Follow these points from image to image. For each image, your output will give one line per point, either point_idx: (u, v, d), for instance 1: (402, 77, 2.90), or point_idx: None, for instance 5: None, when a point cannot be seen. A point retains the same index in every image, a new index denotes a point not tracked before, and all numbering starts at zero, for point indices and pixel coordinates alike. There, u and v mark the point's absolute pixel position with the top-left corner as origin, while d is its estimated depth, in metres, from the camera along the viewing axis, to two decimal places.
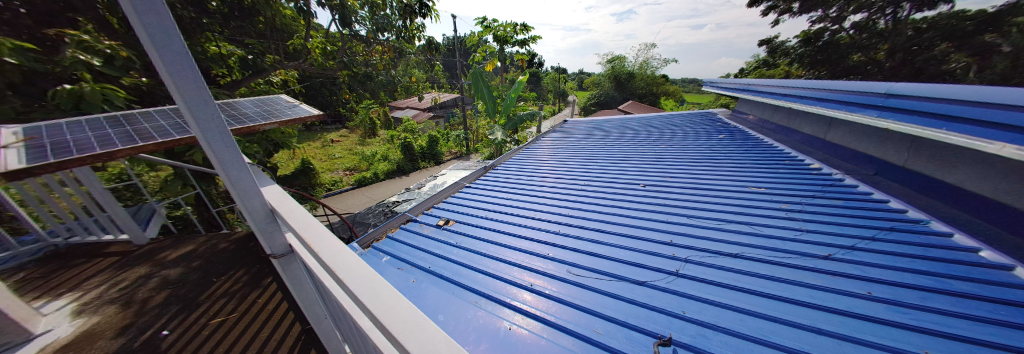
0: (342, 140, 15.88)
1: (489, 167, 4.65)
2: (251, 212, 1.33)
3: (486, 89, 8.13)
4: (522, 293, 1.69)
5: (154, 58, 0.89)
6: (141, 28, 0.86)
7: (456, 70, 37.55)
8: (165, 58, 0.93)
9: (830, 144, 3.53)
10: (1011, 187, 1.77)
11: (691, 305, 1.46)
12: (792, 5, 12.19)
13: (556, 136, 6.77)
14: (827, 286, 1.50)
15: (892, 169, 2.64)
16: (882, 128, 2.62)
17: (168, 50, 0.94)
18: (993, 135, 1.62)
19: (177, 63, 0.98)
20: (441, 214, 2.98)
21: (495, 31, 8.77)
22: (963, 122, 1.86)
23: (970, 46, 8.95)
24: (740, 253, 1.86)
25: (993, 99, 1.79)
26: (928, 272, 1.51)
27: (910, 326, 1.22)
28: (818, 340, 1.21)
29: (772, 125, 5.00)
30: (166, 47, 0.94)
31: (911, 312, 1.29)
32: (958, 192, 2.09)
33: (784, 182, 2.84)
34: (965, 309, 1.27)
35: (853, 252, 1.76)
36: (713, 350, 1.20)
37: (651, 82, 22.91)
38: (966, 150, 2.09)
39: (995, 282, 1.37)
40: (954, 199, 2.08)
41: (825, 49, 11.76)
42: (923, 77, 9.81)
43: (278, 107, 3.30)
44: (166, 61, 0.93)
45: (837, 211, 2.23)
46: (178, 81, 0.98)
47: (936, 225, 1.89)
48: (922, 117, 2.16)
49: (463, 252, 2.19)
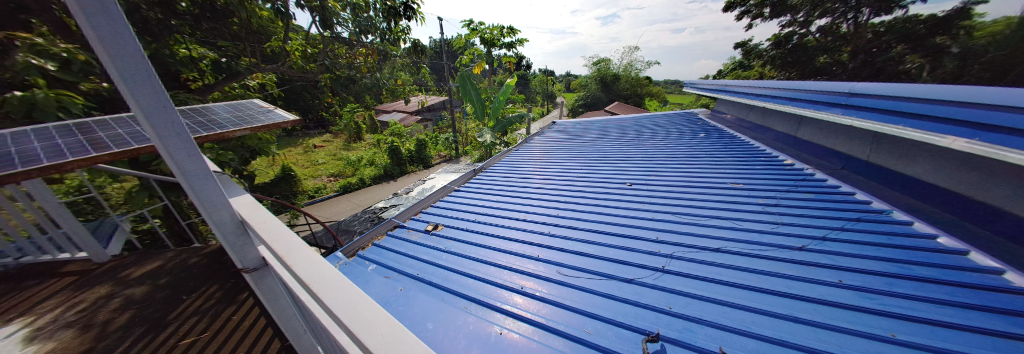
0: (326, 145, 15.35)
1: (478, 170, 4.60)
2: (218, 225, 1.25)
3: (474, 92, 8.08)
4: (513, 296, 1.66)
5: (105, 61, 0.81)
6: (91, 32, 0.79)
7: (444, 73, 37.24)
8: (119, 63, 0.86)
9: (801, 141, 3.70)
10: (966, 178, 1.90)
11: (677, 300, 1.48)
12: (763, 10, 12.83)
13: (545, 139, 6.80)
14: (801, 276, 1.56)
15: (857, 162, 2.81)
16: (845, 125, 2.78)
17: (122, 55, 0.87)
18: (946, 130, 1.74)
19: (133, 69, 0.90)
20: (429, 219, 2.91)
21: (482, 33, 8.76)
22: (918, 119, 1.99)
23: (922, 48, 9.87)
24: (721, 248, 1.90)
25: (944, 96, 1.92)
26: (894, 259, 1.59)
27: (880, 311, 1.28)
28: (794, 328, 1.25)
29: (748, 123, 5.22)
30: (119, 51, 0.87)
31: (878, 298, 1.36)
32: (917, 184, 2.22)
33: (762, 178, 2.94)
34: (926, 292, 1.35)
35: (825, 243, 1.83)
36: (698, 343, 1.21)
37: (635, 84, 23.49)
38: (922, 145, 2.23)
39: (952, 266, 1.46)
40: (913, 190, 2.22)
41: (794, 51, 12.28)
42: (882, 77, 10.53)
43: (250, 113, 3.13)
44: (120, 67, 0.86)
45: (811, 204, 2.32)
46: (134, 87, 0.91)
47: (898, 215, 2.01)
48: (882, 114, 2.29)
49: (454, 257, 2.14)
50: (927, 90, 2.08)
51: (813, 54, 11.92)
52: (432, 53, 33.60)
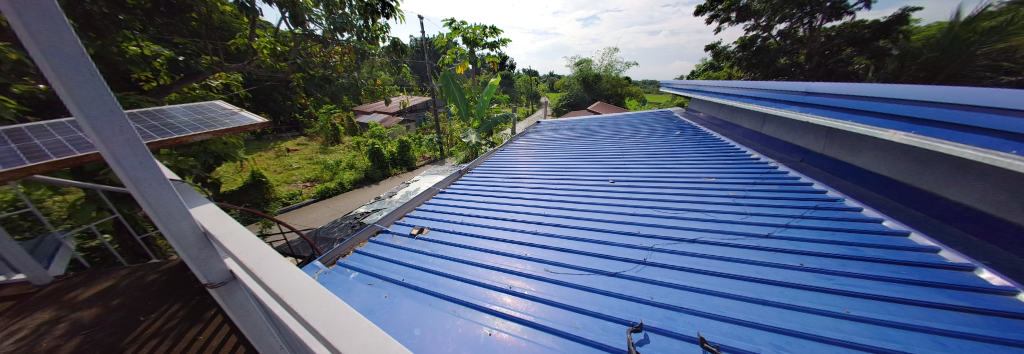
0: (300, 149, 14.53)
1: (464, 171, 4.54)
2: (178, 238, 1.14)
3: (458, 92, 7.96)
4: (502, 296, 1.64)
5: (42, 61, 0.72)
6: (23, 28, 0.70)
7: (426, 73, 36.50)
8: (58, 63, 0.77)
9: (766, 136, 3.97)
10: (906, 167, 2.11)
11: (659, 291, 1.53)
12: (730, 14, 13.62)
13: (530, 139, 6.84)
14: (768, 262, 1.66)
15: (813, 155, 3.05)
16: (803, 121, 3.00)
17: (62, 54, 0.78)
18: (888, 125, 1.93)
19: (74, 69, 0.80)
20: (414, 222, 2.84)
21: (464, 33, 8.66)
22: (864, 115, 2.19)
23: (867, 51, 10.87)
24: (698, 238, 1.99)
25: (885, 94, 2.13)
26: (847, 242, 1.74)
27: (837, 291, 1.39)
28: (764, 310, 1.33)
29: (719, 121, 5.52)
30: (57, 49, 0.78)
31: (835, 278, 1.48)
32: (865, 174, 2.44)
33: (733, 172, 3.12)
34: (875, 271, 1.48)
35: (788, 230, 1.97)
36: (679, 331, 1.26)
37: (616, 84, 24.16)
38: (868, 138, 2.46)
39: (896, 247, 1.62)
40: (862, 179, 2.44)
41: (758, 53, 13.15)
42: (834, 77, 11.50)
43: (212, 115, 2.90)
44: (60, 67, 0.77)
45: (777, 194, 2.49)
46: (75, 90, 0.81)
47: (850, 202, 2.20)
48: (833, 111, 2.51)
49: (440, 260, 2.09)
50: (871, 88, 2.29)
51: (775, 56, 12.84)
52: (412, 52, 32.81)
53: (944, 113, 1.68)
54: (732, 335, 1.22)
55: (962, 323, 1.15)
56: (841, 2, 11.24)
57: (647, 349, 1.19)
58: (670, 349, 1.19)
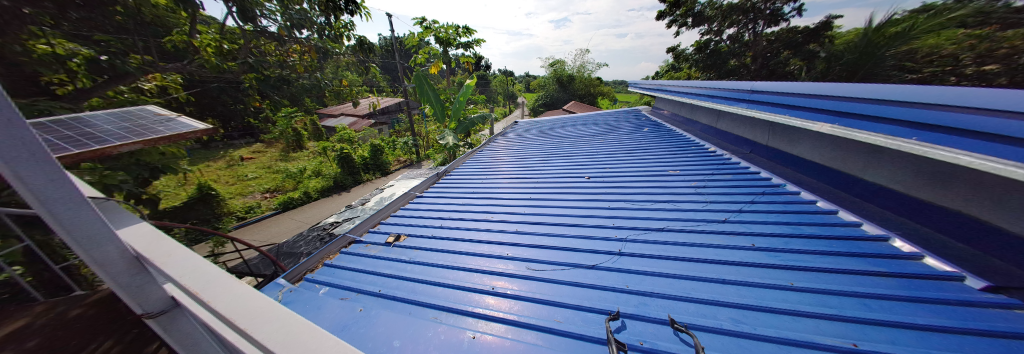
0: (257, 157, 13.22)
1: (441, 173, 4.41)
2: (103, 266, 0.98)
3: (432, 92, 7.74)
4: (485, 298, 1.61)
5: None
6: None
7: (397, 73, 35.09)
8: None
9: (720, 131, 4.35)
10: (833, 155, 2.42)
11: (633, 278, 1.60)
12: (687, 19, 14.71)
13: (508, 139, 6.84)
14: (725, 244, 1.81)
15: (760, 147, 3.39)
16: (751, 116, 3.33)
17: None
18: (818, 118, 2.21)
19: None
20: (389, 230, 2.70)
21: (436, 32, 8.45)
22: (800, 110, 2.48)
23: (800, 53, 12.34)
24: (665, 227, 2.11)
25: (814, 91, 2.42)
26: (791, 222, 1.95)
27: (783, 266, 1.55)
28: (724, 288, 1.45)
29: (680, 117, 5.95)
30: None
31: (781, 255, 1.65)
32: (802, 161, 2.76)
33: (695, 164, 3.36)
34: (814, 246, 1.68)
35: (741, 214, 2.16)
36: (652, 315, 1.32)
37: (588, 84, 25.04)
38: (802, 130, 2.79)
39: (831, 225, 1.85)
40: (800, 167, 2.76)
41: (712, 55, 14.36)
42: (775, 77, 12.93)
43: (142, 123, 2.52)
44: None
45: (732, 183, 2.72)
46: None
47: (791, 187, 2.48)
48: (774, 107, 2.81)
49: (419, 267, 2.01)
50: (803, 87, 2.60)
51: (728, 58, 14.09)
52: (381, 51, 31.30)
53: (862, 106, 1.94)
54: (701, 315, 1.30)
55: (882, 285, 1.34)
56: (780, 10, 12.60)
57: (624, 335, 1.23)
58: (646, 333, 1.24)
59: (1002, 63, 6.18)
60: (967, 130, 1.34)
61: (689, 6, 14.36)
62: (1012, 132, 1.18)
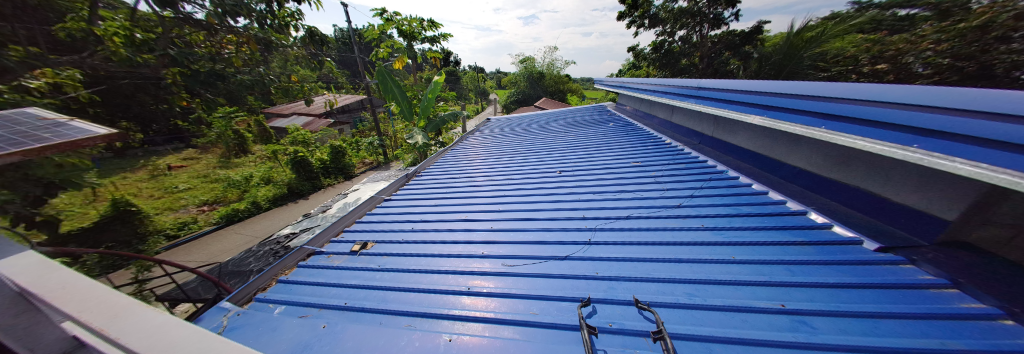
0: (189, 165, 11.47)
1: (411, 175, 4.22)
2: None
3: (398, 89, 7.31)
4: (461, 299, 1.58)
5: None
6: None
7: (356, 68, 32.58)
8: None
9: (674, 124, 4.75)
10: (765, 143, 2.77)
11: (602, 266, 1.68)
12: (644, 21, 15.70)
13: (480, 138, 6.76)
14: (680, 227, 1.98)
15: (707, 138, 3.77)
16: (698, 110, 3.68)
17: None
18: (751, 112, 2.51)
19: None
20: (354, 238, 2.51)
21: (399, 25, 7.99)
22: (738, 105, 2.80)
23: (739, 54, 13.89)
24: (629, 214, 2.25)
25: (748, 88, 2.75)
26: (734, 204, 2.18)
27: (730, 243, 1.73)
28: (680, 267, 1.58)
29: (640, 112, 6.37)
30: None
31: (725, 233, 1.84)
32: (741, 150, 3.12)
33: (654, 156, 3.63)
34: (753, 223, 1.90)
35: (693, 198, 2.38)
36: (620, 297, 1.40)
37: (557, 81, 25.64)
38: (740, 122, 3.15)
39: (767, 204, 2.10)
40: (739, 155, 3.11)
41: (666, 55, 15.54)
42: (719, 75, 14.42)
43: (20, 129, 2.03)
44: None
45: (686, 171, 2.98)
46: None
47: (733, 173, 2.79)
48: (716, 102, 3.14)
49: (390, 274, 1.90)
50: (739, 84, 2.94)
51: (680, 58, 15.37)
52: (336, 44, 28.78)
53: (786, 101, 2.24)
54: (662, 293, 1.40)
55: (805, 253, 1.56)
56: (721, 15, 14.04)
57: (595, 320, 1.28)
58: (614, 315, 1.30)
59: (890, 63, 7.85)
60: (860, 120, 1.63)
61: (645, 8, 15.31)
62: (897, 122, 1.45)
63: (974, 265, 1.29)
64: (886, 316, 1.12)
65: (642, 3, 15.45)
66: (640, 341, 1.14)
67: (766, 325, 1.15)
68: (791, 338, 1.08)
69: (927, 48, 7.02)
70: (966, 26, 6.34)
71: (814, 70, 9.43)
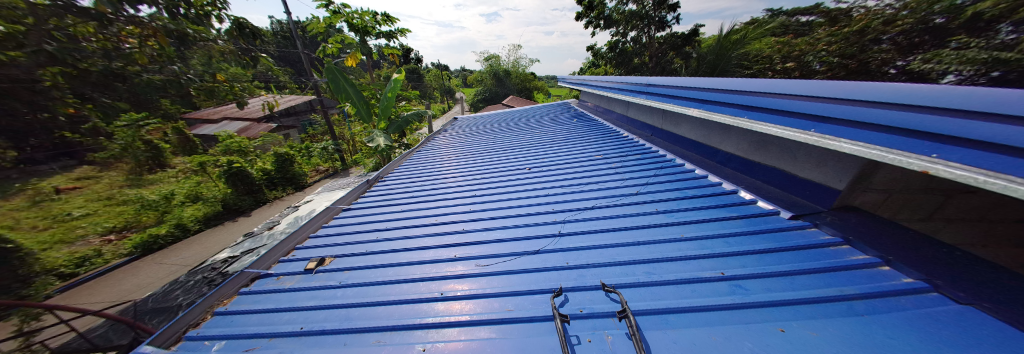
0: (84, 186, 9.33)
1: (372, 180, 3.94)
2: None
3: (352, 88, 6.71)
4: (434, 306, 1.51)
5: None
6: None
7: (299, 65, 29.17)
8: None
9: (629, 118, 5.15)
10: (704, 132, 3.12)
11: (572, 256, 1.75)
12: (600, 22, 16.58)
13: (446, 138, 6.56)
14: (638, 212, 2.15)
15: (656, 130, 4.14)
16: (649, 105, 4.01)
17: None
18: (691, 105, 2.81)
19: None
20: (309, 254, 2.28)
21: (348, 17, 7.35)
22: (680, 99, 3.12)
23: (682, 54, 15.44)
24: (594, 205, 2.38)
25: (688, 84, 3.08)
26: (682, 188, 2.43)
27: (679, 222, 1.93)
28: (640, 249, 1.71)
29: (600, 108, 6.78)
30: None
31: (676, 214, 2.05)
32: (685, 140, 3.48)
33: (613, 149, 3.89)
34: (698, 204, 2.13)
35: (648, 186, 2.59)
36: (590, 283, 1.47)
37: (523, 79, 26.00)
38: (683, 115, 3.51)
39: (709, 187, 2.37)
40: (684, 143, 3.47)
41: (620, 54, 16.63)
42: (665, 73, 15.92)
43: None
44: None
45: (641, 161, 3.24)
46: None
47: (680, 160, 3.09)
48: (662, 97, 3.46)
49: (352, 290, 1.76)
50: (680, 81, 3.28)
51: (632, 57, 16.51)
52: (273, 39, 25.46)
53: (718, 96, 2.56)
54: (624, 274, 1.51)
55: (737, 225, 1.80)
56: (665, 18, 15.44)
57: (567, 308, 1.33)
58: (584, 301, 1.36)
59: (796, 61, 9.66)
60: (773, 110, 1.93)
61: (600, 10, 16.19)
62: (801, 111, 1.75)
63: (857, 225, 1.60)
64: (801, 272, 1.34)
65: (597, 5, 16.28)
66: (609, 322, 1.21)
67: (710, 292, 1.29)
68: (728, 301, 1.22)
69: (822, 49, 8.94)
70: (848, 31, 8.43)
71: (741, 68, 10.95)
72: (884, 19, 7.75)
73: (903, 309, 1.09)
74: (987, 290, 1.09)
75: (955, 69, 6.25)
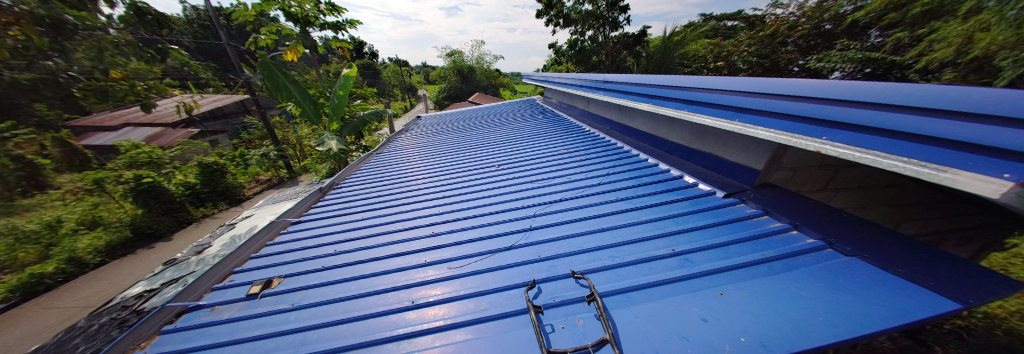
0: None
1: (326, 188, 3.59)
2: None
3: (294, 85, 5.92)
4: (405, 315, 1.44)
5: None
6: None
7: (225, 59, 25.08)
8: None
9: (589, 113, 5.42)
10: (654, 125, 3.41)
11: (543, 248, 1.80)
12: (560, 20, 17.08)
13: (409, 138, 6.25)
14: (601, 201, 2.28)
15: (613, 124, 4.43)
16: (607, 101, 4.27)
17: None
18: (642, 100, 3.06)
19: None
20: (251, 278, 2.00)
21: (283, 5, 6.51)
22: (632, 95, 3.38)
23: (634, 53, 16.70)
24: (562, 197, 2.48)
25: (639, 82, 3.35)
26: (638, 176, 2.65)
27: (636, 207, 2.10)
28: (604, 235, 1.83)
29: (563, 104, 7.03)
30: None
31: (634, 200, 2.23)
32: (637, 132, 3.78)
33: (576, 143, 4.08)
34: (650, 190, 2.34)
35: (609, 176, 2.77)
36: (561, 272, 1.53)
37: (488, 76, 25.79)
38: (636, 109, 3.80)
39: (660, 175, 2.61)
40: (636, 136, 3.77)
41: (580, 51, 17.41)
42: (619, 71, 17.09)
43: None
44: None
45: (602, 154, 3.45)
46: None
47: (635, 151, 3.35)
48: (617, 93, 3.72)
49: (309, 310, 1.59)
50: (632, 79, 3.56)
51: (590, 55, 17.36)
52: (190, 29, 21.54)
53: (664, 91, 2.82)
54: (590, 261, 1.59)
55: (683, 206, 2.02)
56: (617, 19, 16.50)
57: (540, 299, 1.36)
58: (556, 289, 1.41)
59: (724, 61, 11.03)
60: (708, 103, 2.19)
61: (559, 8, 16.69)
62: (727, 103, 2.02)
63: (772, 199, 1.90)
64: (732, 243, 1.55)
65: (555, 3, 16.74)
66: (579, 306, 1.28)
67: (663, 267, 1.44)
68: (680, 273, 1.37)
69: (743, 50, 10.36)
70: (762, 35, 9.88)
71: (683, 66, 12.20)
72: (789, 25, 9.22)
73: (808, 264, 1.33)
74: (863, 244, 1.38)
75: (840, 66, 7.77)
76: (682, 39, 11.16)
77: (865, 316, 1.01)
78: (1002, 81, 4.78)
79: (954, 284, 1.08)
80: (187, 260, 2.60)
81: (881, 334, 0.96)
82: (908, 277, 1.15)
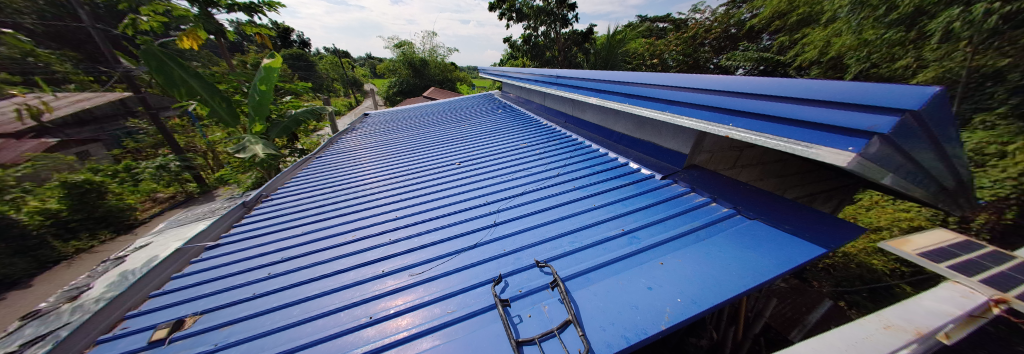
0: None
1: (256, 202, 3.07)
2: None
3: (195, 78, 4.83)
4: (364, 332, 1.34)
5: None
6: None
7: (90, 47, 19.36)
8: None
9: (546, 107, 5.59)
10: (603, 117, 3.68)
11: (508, 242, 1.82)
12: (513, 14, 17.14)
13: (357, 138, 5.70)
14: (561, 191, 2.40)
15: (568, 116, 4.66)
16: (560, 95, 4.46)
17: None
18: (591, 94, 3.27)
19: None
20: (159, 318, 1.64)
21: None
22: (582, 89, 3.60)
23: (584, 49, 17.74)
24: (524, 190, 2.54)
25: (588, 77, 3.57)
26: (591, 166, 2.85)
27: (591, 194, 2.26)
28: (565, 223, 1.93)
29: (520, 99, 7.12)
30: None
31: (589, 188, 2.40)
32: (589, 123, 4.04)
33: (534, 137, 4.21)
34: (602, 177, 2.54)
35: (567, 167, 2.92)
36: (527, 264, 1.57)
37: (444, 69, 24.55)
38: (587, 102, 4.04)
39: (610, 163, 2.85)
40: (588, 127, 4.03)
41: (534, 46, 17.81)
42: (571, 66, 17.98)
43: None
44: None
45: (559, 146, 3.62)
46: None
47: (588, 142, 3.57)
48: (569, 87, 3.91)
49: (243, 345, 1.37)
50: (582, 74, 3.77)
51: (544, 50, 17.84)
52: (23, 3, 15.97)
53: (609, 86, 3.07)
54: (553, 249, 1.67)
55: (630, 190, 2.24)
56: (567, 17, 17.22)
57: (507, 293, 1.39)
58: (522, 281, 1.45)
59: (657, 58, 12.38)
60: (645, 97, 2.44)
61: (512, 2, 16.70)
62: (660, 97, 2.29)
63: (698, 177, 2.22)
64: (669, 218, 1.78)
65: None
66: (544, 293, 1.34)
67: (615, 246, 1.59)
68: (629, 250, 1.53)
69: (672, 49, 11.79)
70: (687, 35, 11.36)
71: (625, 63, 13.39)
72: (705, 29, 10.86)
73: (725, 230, 1.59)
74: (762, 209, 1.69)
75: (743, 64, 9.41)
76: (624, 38, 12.18)
77: (762, 266, 1.27)
78: (850, 76, 6.35)
79: (820, 233, 1.40)
80: (56, 310, 2.00)
81: (774, 279, 1.20)
82: (792, 231, 1.46)
